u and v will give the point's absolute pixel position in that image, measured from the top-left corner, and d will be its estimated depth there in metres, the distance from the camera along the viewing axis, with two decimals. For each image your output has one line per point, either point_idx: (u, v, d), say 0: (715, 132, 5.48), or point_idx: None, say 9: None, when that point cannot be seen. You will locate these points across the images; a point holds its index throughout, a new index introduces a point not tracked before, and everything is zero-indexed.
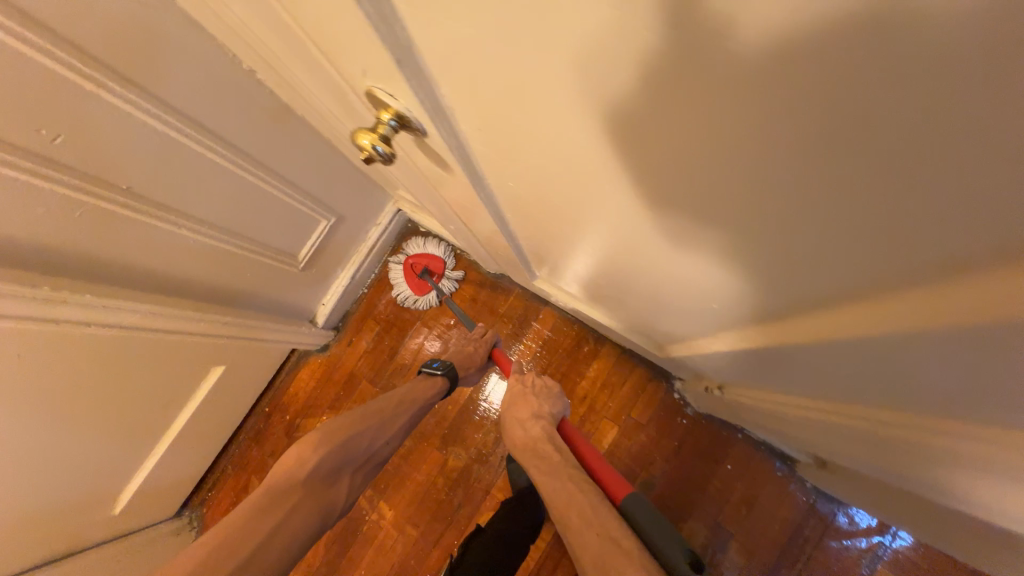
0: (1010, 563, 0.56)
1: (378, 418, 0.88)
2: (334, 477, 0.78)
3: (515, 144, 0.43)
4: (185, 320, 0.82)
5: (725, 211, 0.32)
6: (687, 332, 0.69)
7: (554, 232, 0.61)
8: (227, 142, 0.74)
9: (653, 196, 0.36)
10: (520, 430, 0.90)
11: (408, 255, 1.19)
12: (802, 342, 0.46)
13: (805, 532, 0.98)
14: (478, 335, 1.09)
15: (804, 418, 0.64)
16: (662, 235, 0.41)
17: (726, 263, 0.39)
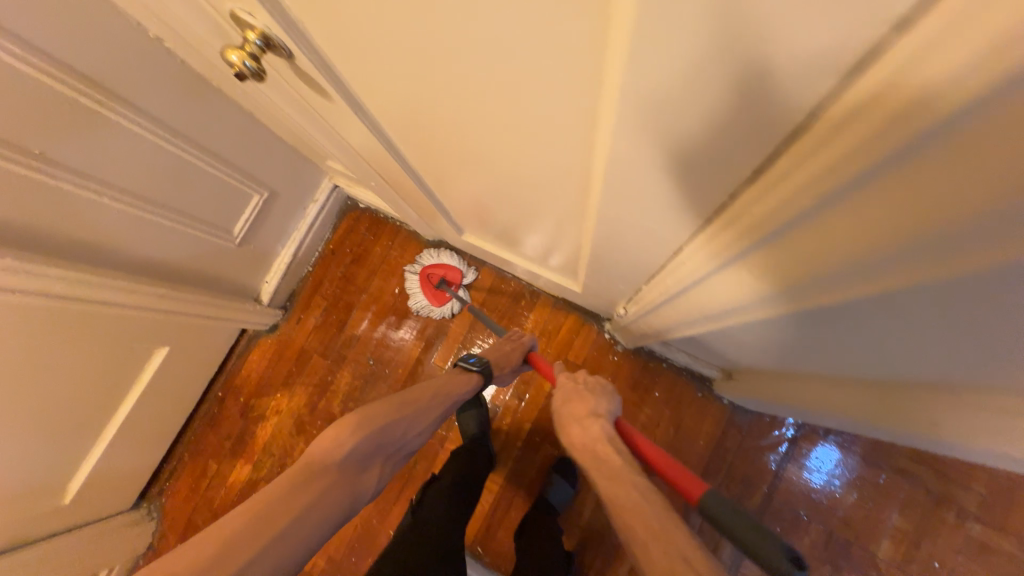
0: (838, 403, 0.60)
1: (414, 407, 0.75)
2: (363, 466, 0.65)
3: (365, 58, 0.40)
4: (125, 292, 0.83)
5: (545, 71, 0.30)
6: (580, 257, 0.69)
7: (434, 164, 0.60)
8: (143, 110, 0.71)
9: (480, 76, 0.34)
10: (576, 430, 0.71)
11: (424, 265, 1.16)
12: (637, 226, 0.45)
13: (726, 443, 1.00)
14: (514, 336, 0.97)
15: (668, 322, 0.65)
16: (513, 123, 0.38)
17: (560, 137, 0.37)
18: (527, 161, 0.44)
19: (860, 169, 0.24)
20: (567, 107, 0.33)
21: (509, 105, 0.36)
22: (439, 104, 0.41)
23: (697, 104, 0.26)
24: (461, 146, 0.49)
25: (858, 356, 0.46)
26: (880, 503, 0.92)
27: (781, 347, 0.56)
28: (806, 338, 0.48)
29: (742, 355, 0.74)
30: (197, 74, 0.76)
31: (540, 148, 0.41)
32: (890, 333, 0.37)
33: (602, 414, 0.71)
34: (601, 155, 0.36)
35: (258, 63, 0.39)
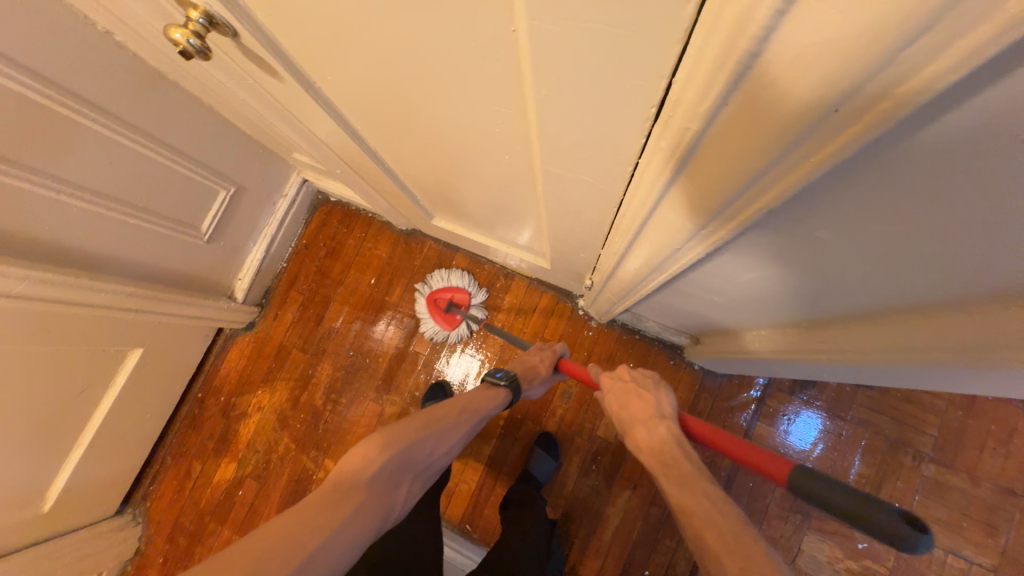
0: (787, 351, 0.64)
1: (441, 423, 0.72)
2: (391, 484, 0.62)
3: (305, 38, 0.40)
4: (91, 292, 0.82)
5: (464, 47, 0.32)
6: (540, 230, 0.71)
7: (389, 147, 0.61)
8: (99, 108, 0.71)
9: (411, 52, 0.36)
10: (642, 433, 0.68)
11: (432, 290, 1.13)
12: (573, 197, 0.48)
13: (699, 407, 1.04)
14: (543, 347, 0.98)
15: (626, 290, 0.69)
16: (449, 99, 0.40)
17: (492, 113, 0.39)
18: (467, 134, 0.45)
19: (707, 114, 0.26)
20: (488, 72, 0.34)
21: (441, 81, 0.38)
22: (379, 76, 0.42)
23: (595, 79, 0.28)
24: (407, 124, 0.50)
25: (791, 290, 0.50)
26: (845, 452, 0.97)
27: (734, 296, 0.59)
28: (745, 279, 0.51)
29: (702, 314, 0.78)
30: (151, 67, 0.75)
31: (474, 118, 0.41)
32: (801, 266, 0.42)
33: (667, 415, 0.67)
34: (526, 120, 0.38)
35: (202, 42, 0.40)
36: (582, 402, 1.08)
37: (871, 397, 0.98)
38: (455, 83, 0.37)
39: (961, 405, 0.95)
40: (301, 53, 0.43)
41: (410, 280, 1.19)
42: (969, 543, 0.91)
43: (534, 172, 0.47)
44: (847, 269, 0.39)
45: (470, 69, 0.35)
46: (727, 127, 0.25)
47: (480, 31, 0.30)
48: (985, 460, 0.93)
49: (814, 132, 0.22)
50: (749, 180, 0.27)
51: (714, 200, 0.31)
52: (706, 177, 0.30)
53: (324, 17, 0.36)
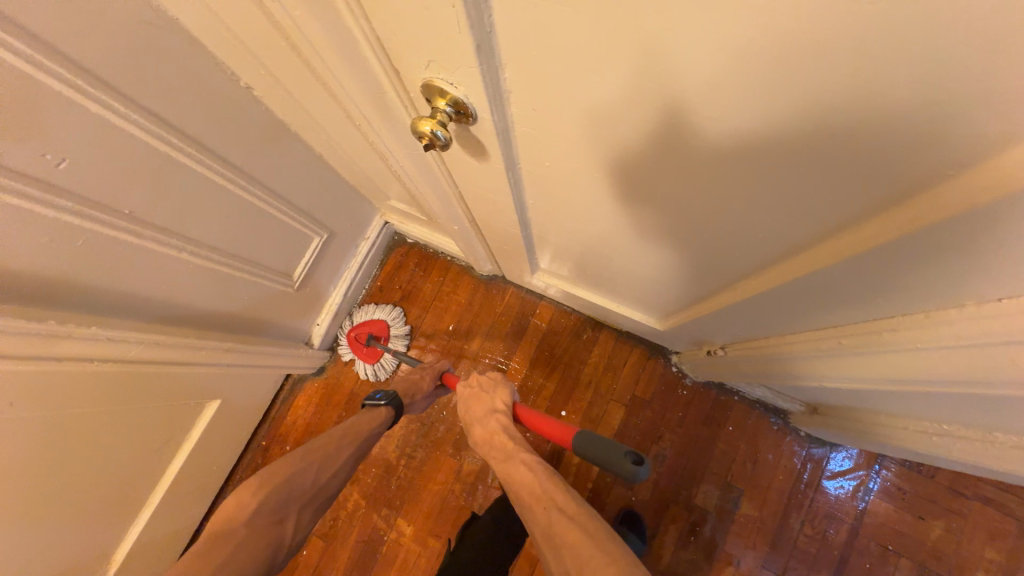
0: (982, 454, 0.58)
1: (319, 452, 0.78)
2: (277, 519, 0.69)
3: (571, 137, 0.37)
4: (192, 350, 0.78)
5: (828, 169, 0.29)
6: (688, 299, 0.67)
7: (561, 222, 0.58)
8: (226, 162, 0.68)
9: (729, 163, 0.32)
10: (479, 428, 0.78)
11: (352, 328, 1.16)
12: (817, 293, 0.44)
13: (805, 478, 0.98)
14: (429, 363, 1.01)
15: (788, 371, 0.64)
16: (734, 202, 0.37)
17: (786, 216, 0.36)
18: (725, 226, 0.41)
19: None
20: (860, 188, 0.29)
21: (740, 189, 0.35)
22: (651, 172, 0.38)
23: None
24: (632, 207, 0.46)
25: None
26: (971, 536, 0.90)
27: (939, 403, 0.53)
28: (991, 407, 0.45)
29: (850, 399, 0.72)
30: (278, 120, 0.73)
31: (766, 218, 0.37)
32: None
33: (499, 409, 0.78)
34: (864, 228, 0.33)
35: (446, 132, 0.36)
36: (677, 467, 1.01)
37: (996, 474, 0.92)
38: (767, 194, 0.34)
39: None
40: (550, 146, 0.40)
41: (489, 330, 1.14)
42: None
43: (791, 270, 0.42)
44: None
45: (809, 188, 0.31)
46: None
47: (905, 160, 0.26)
48: None
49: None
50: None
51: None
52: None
53: (625, 117, 0.32)
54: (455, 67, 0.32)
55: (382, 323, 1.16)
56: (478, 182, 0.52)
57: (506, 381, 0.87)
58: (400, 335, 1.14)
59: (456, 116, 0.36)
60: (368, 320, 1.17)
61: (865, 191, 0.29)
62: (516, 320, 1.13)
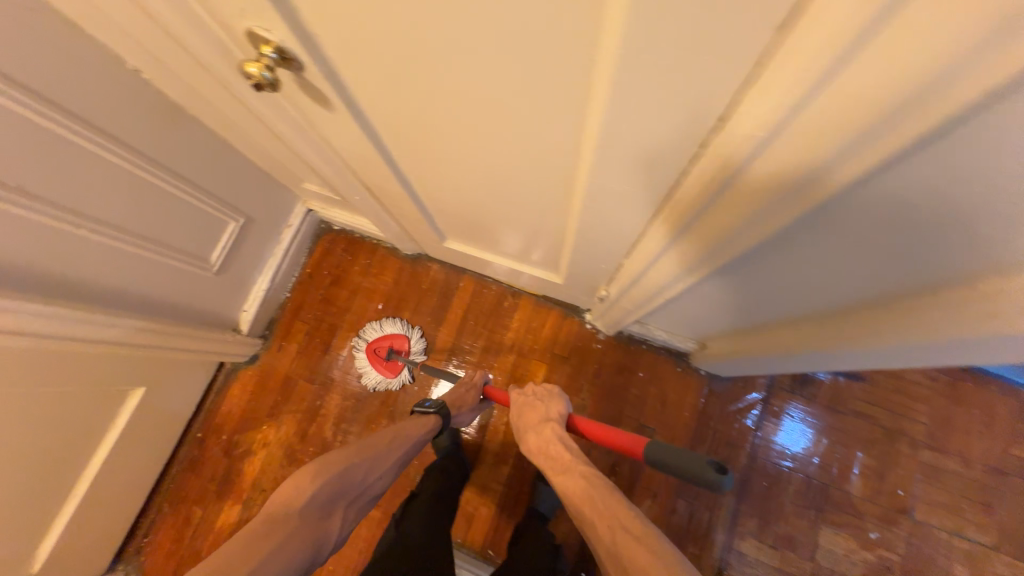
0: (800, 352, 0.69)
1: (371, 452, 0.78)
2: (324, 514, 0.68)
3: (383, 80, 0.44)
4: (103, 327, 0.80)
5: (549, 89, 0.36)
6: (556, 243, 0.76)
7: (427, 174, 0.65)
8: (122, 142, 0.71)
9: (487, 91, 0.40)
10: (534, 436, 0.81)
11: (370, 341, 1.16)
12: (606, 214, 0.53)
13: (708, 411, 1.07)
14: (470, 375, 1.03)
15: (643, 298, 0.73)
16: (513, 131, 0.45)
17: (551, 140, 0.44)
18: (517, 154, 0.49)
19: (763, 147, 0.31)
20: (558, 99, 0.37)
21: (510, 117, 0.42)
22: (439, 104, 0.45)
23: (670, 118, 0.33)
24: (459, 148, 0.53)
25: (818, 297, 0.52)
26: (847, 446, 1.02)
27: (757, 301, 0.62)
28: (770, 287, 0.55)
29: (716, 319, 0.82)
30: (172, 102, 0.76)
31: (535, 139, 0.44)
32: (823, 276, 0.46)
33: (553, 418, 0.81)
34: (586, 139, 0.41)
35: (273, 74, 0.43)
36: (596, 415, 1.09)
37: (866, 389, 1.04)
38: (528, 121, 0.41)
39: (945, 392, 1.01)
40: (373, 92, 0.47)
41: (416, 307, 1.20)
42: (969, 524, 0.95)
43: (583, 192, 0.51)
44: (860, 270, 0.42)
45: (549, 110, 0.39)
46: (798, 150, 0.29)
47: (566, 65, 0.33)
48: (973, 442, 0.99)
49: (875, 142, 0.25)
50: (805, 185, 0.31)
51: (760, 213, 0.35)
52: (757, 192, 0.34)
53: (393, 50, 0.39)
54: (259, 14, 0.38)
55: (403, 337, 1.16)
56: (341, 136, 0.59)
57: (560, 392, 0.90)
58: (420, 351, 1.15)
59: (280, 61, 0.42)
60: (386, 333, 1.17)
61: (561, 100, 0.37)
62: (441, 294, 1.20)
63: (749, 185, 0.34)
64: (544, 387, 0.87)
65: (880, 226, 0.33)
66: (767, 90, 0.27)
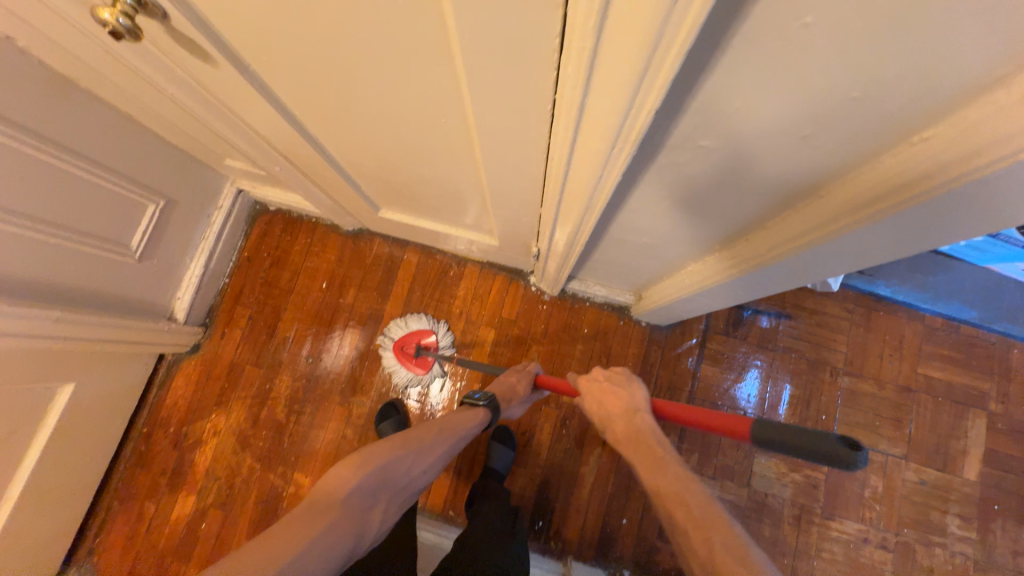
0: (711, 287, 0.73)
1: (419, 443, 0.75)
2: (368, 504, 0.65)
3: (251, 25, 0.43)
4: (10, 320, 0.74)
5: (402, 24, 0.36)
6: (476, 201, 0.77)
7: (331, 134, 0.64)
8: (6, 120, 0.66)
9: (349, 32, 0.39)
10: (620, 426, 0.75)
11: (397, 338, 1.13)
12: (498, 160, 0.54)
13: (651, 359, 1.12)
14: (519, 367, 1.02)
15: (566, 247, 0.76)
16: (387, 77, 0.44)
17: (423, 84, 0.44)
18: (402, 102, 0.48)
19: (586, 72, 0.32)
20: (415, 34, 0.37)
21: (379, 60, 0.42)
22: (310, 51, 0.44)
23: (512, 48, 0.34)
24: (348, 101, 0.52)
25: (725, 216, 0.54)
26: (777, 379, 1.09)
27: (671, 233, 0.64)
28: (668, 215, 0.58)
29: (644, 265, 0.85)
30: (59, 74, 0.71)
31: (413, 81, 0.44)
32: (709, 194, 0.49)
33: (640, 407, 0.74)
34: (455, 78, 0.41)
35: (132, 21, 0.41)
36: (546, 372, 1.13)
37: (794, 326, 1.11)
38: (396, 62, 0.42)
39: (861, 322, 1.10)
40: (247, 39, 0.45)
41: (362, 283, 1.19)
42: (883, 438, 1.05)
43: (472, 139, 0.51)
44: (756, 177, 0.43)
45: (410, 49, 0.39)
46: (611, 67, 0.30)
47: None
48: (886, 365, 1.08)
49: (657, 60, 0.27)
50: (630, 111, 0.32)
51: (608, 142, 0.37)
52: (601, 121, 0.36)
53: None
54: None
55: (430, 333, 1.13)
56: (231, 95, 0.57)
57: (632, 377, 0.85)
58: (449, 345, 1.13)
59: (138, 8, 0.41)
60: (412, 329, 1.14)
61: (420, 36, 0.37)
62: (386, 268, 1.19)
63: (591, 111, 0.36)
64: (620, 373, 0.82)
65: (773, 108, 0.33)
66: (577, 13, 0.29)
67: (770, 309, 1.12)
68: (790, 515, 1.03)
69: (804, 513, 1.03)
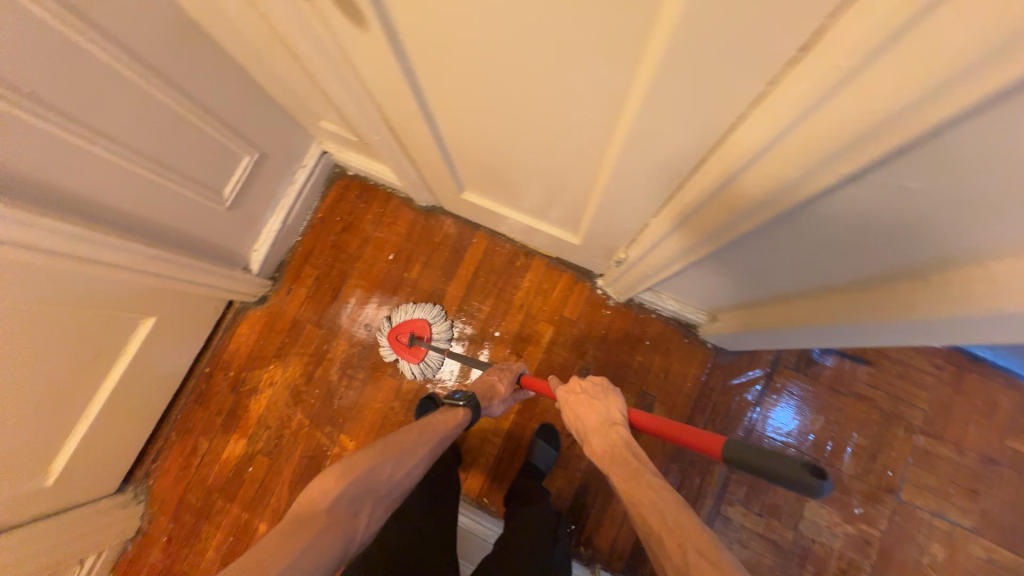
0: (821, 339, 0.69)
1: (398, 447, 0.76)
2: (353, 510, 0.66)
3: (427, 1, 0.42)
4: (109, 251, 0.78)
5: (607, 20, 0.35)
6: (578, 200, 0.74)
7: (454, 115, 0.63)
8: (136, 58, 0.67)
9: (535, 17, 0.38)
10: (597, 440, 0.72)
11: (394, 325, 1.13)
12: (639, 166, 0.52)
13: (709, 383, 1.08)
14: (504, 365, 1.02)
15: (667, 266, 0.73)
16: (555, 67, 0.43)
17: (595, 80, 0.42)
18: (560, 87, 0.46)
19: (822, 90, 0.30)
20: (622, 16, 0.34)
21: (554, 49, 0.41)
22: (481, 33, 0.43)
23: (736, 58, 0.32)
24: (495, 85, 0.51)
25: (861, 271, 0.50)
26: (843, 425, 1.04)
27: (778, 267, 0.60)
28: (792, 255, 0.54)
29: (734, 293, 0.80)
30: (188, 20, 0.72)
31: (586, 68, 0.41)
32: (864, 250, 0.45)
33: (618, 420, 0.72)
34: (642, 69, 0.38)
35: None
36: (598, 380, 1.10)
37: (871, 373, 1.05)
38: (574, 53, 0.40)
39: (949, 382, 1.02)
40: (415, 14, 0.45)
41: (428, 260, 1.19)
42: (953, 507, 0.98)
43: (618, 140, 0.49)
44: (915, 238, 0.39)
45: (600, 43, 0.37)
46: (865, 90, 0.28)
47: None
48: (969, 431, 1.00)
49: (981, 71, 0.23)
50: (892, 124, 0.28)
51: (817, 161, 0.34)
52: (813, 142, 0.33)
53: None
54: None
55: (427, 323, 1.13)
56: (369, 64, 0.57)
57: (612, 385, 0.81)
58: (443, 336, 1.12)
59: None
60: (413, 318, 1.14)
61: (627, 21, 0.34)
62: (454, 249, 1.18)
63: (802, 133, 0.34)
64: (597, 384, 0.78)
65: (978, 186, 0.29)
66: (859, 20, 0.25)
67: (848, 352, 1.06)
68: (836, 568, 0.98)
69: (851, 568, 0.98)
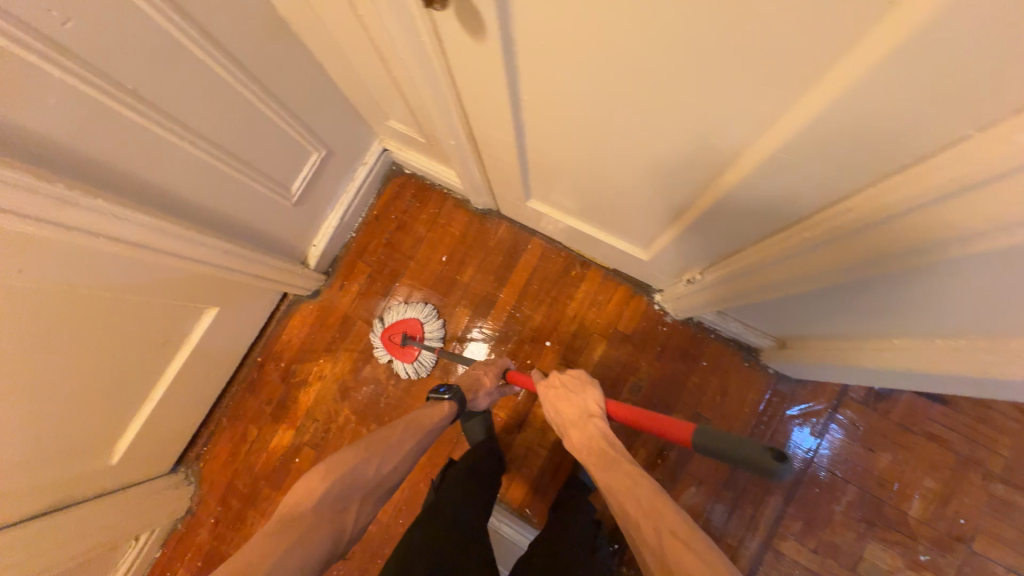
0: (921, 383, 0.64)
1: (382, 444, 0.75)
2: (341, 506, 0.66)
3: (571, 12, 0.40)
4: (189, 245, 0.78)
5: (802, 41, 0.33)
6: (664, 220, 0.71)
7: (552, 127, 0.61)
8: (228, 54, 0.68)
9: (700, 34, 0.36)
10: (577, 434, 0.71)
11: (386, 326, 1.14)
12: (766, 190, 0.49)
13: (766, 410, 1.04)
14: (489, 360, 1.00)
15: (753, 296, 0.69)
16: (702, 87, 0.41)
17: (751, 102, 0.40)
18: (698, 109, 0.43)
19: None
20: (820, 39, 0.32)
21: (709, 69, 0.39)
22: (624, 48, 0.41)
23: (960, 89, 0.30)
24: (618, 102, 0.49)
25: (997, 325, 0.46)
26: (913, 466, 0.98)
27: (885, 305, 0.55)
28: (911, 299, 0.51)
29: (816, 325, 0.76)
30: (276, 17, 0.72)
31: (740, 87, 0.39)
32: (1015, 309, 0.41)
33: (595, 412, 0.70)
34: (818, 93, 0.36)
35: None
36: (650, 398, 1.07)
37: (946, 412, 0.98)
38: (733, 73, 0.38)
39: None
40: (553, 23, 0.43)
41: (481, 263, 1.17)
42: None
43: (751, 163, 0.47)
44: None
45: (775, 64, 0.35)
46: None
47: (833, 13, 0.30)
48: None
49: None
50: None
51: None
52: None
53: None
54: None
55: (419, 322, 1.14)
56: (474, 72, 0.55)
57: (590, 376, 0.78)
58: (435, 336, 1.13)
59: None
60: (403, 318, 1.14)
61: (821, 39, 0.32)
62: (509, 254, 1.17)
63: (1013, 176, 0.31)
64: (575, 377, 0.75)
65: None
66: None
67: None
68: None
69: None
